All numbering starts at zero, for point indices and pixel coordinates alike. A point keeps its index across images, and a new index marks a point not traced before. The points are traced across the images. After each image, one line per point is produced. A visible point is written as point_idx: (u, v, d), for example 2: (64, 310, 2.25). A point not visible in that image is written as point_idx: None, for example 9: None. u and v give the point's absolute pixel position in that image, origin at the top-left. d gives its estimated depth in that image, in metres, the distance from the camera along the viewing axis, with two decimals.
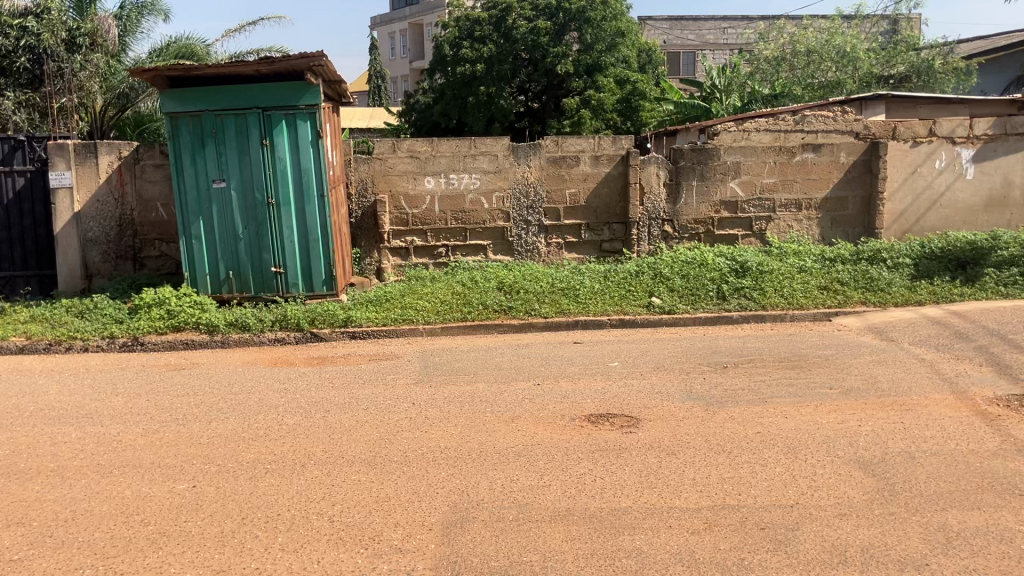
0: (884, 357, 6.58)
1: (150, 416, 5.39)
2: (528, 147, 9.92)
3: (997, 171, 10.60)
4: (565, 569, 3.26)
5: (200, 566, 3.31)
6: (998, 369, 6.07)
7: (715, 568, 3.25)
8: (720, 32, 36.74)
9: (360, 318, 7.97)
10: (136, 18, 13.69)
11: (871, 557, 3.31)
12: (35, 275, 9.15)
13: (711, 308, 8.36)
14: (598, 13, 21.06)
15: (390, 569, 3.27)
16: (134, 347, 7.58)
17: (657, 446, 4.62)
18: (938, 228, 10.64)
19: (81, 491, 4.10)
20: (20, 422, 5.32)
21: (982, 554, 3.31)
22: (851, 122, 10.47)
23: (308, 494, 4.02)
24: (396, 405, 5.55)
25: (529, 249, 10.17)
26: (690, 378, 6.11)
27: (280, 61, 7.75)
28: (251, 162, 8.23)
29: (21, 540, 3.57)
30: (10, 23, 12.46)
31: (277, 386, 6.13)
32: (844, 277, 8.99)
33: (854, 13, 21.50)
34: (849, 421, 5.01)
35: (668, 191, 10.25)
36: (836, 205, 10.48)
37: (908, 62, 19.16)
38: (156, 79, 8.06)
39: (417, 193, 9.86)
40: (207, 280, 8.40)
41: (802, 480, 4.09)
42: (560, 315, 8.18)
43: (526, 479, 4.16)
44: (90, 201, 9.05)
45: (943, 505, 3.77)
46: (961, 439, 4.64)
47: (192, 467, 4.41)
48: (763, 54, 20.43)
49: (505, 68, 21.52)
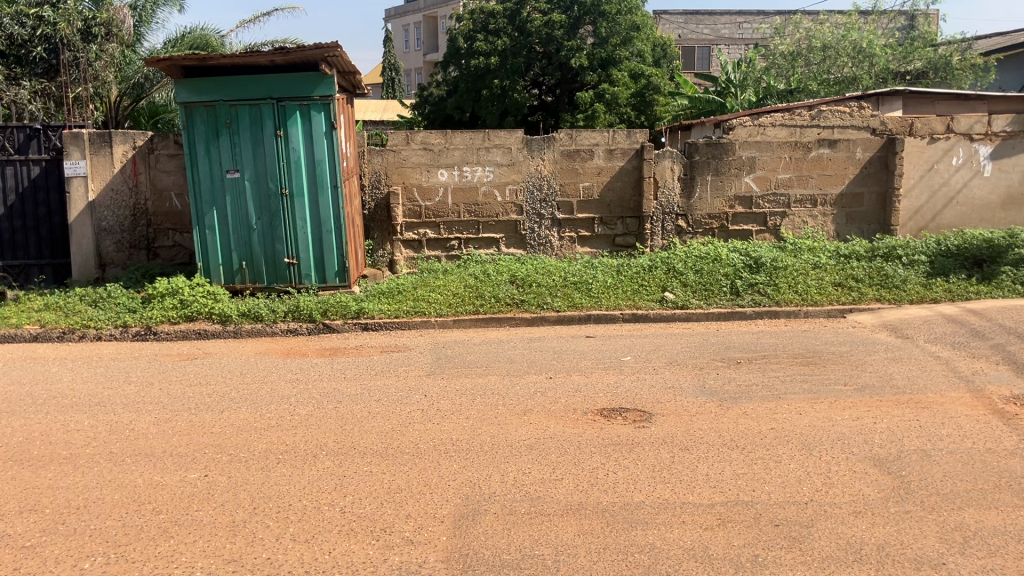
0: (899, 356, 6.49)
1: (161, 405, 5.40)
2: (542, 141, 9.87)
3: (1015, 168, 10.48)
4: (576, 564, 3.24)
5: (212, 556, 3.30)
6: (1013, 369, 6.00)
7: (730, 566, 3.21)
8: (736, 27, 36.52)
9: (372, 310, 7.92)
10: (152, 9, 13.84)
11: (887, 556, 3.27)
12: (50, 264, 9.18)
13: (724, 304, 8.31)
14: (614, 7, 20.99)
15: (402, 561, 3.25)
16: (146, 336, 7.61)
17: (670, 442, 4.58)
18: (955, 226, 10.53)
19: (94, 479, 4.11)
20: (33, 409, 5.34)
21: (1000, 554, 3.26)
22: (868, 118, 10.38)
23: (320, 485, 4.00)
24: (408, 396, 5.56)
25: (541, 243, 10.13)
26: (704, 373, 6.06)
27: (296, 52, 7.76)
28: (265, 153, 8.22)
29: (32, 528, 3.57)
30: (27, 13, 12.21)
31: (289, 377, 6.14)
32: (858, 274, 8.91)
33: (872, 8, 21.24)
34: (865, 418, 4.96)
35: (682, 185, 10.17)
36: (851, 200, 10.38)
37: (926, 58, 18.85)
38: (171, 68, 8.10)
39: (430, 185, 9.84)
40: (221, 270, 8.44)
41: (816, 478, 4.04)
42: (573, 309, 8.15)
43: (538, 473, 4.13)
44: (105, 190, 9.11)
45: (959, 504, 3.72)
46: (978, 439, 4.58)
47: (203, 457, 4.41)
48: (779, 50, 20.31)
49: (520, 62, 21.34)
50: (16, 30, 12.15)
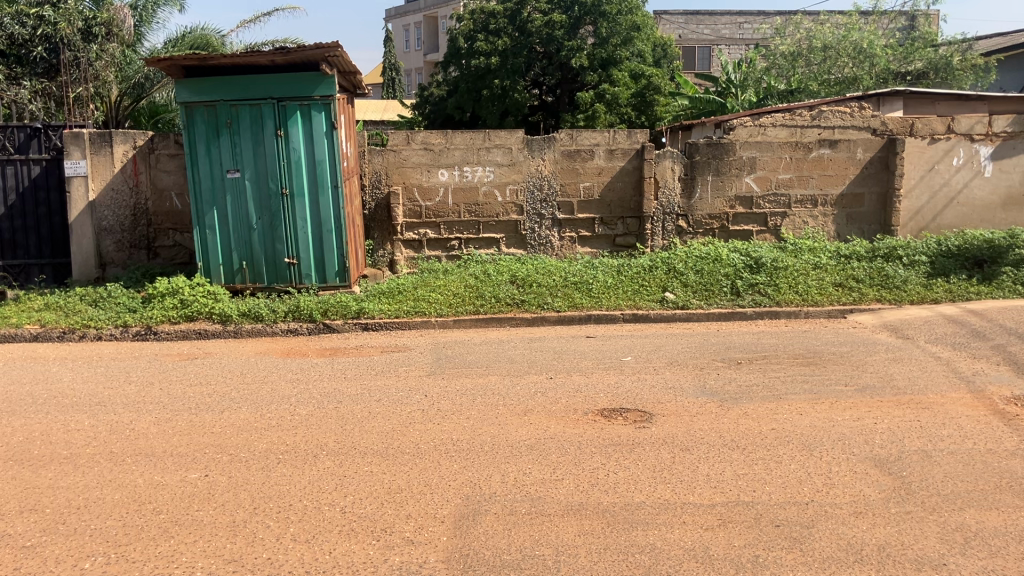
0: (899, 356, 6.49)
1: (161, 405, 5.40)
2: (542, 141, 9.87)
3: (1015, 169, 10.47)
4: (576, 564, 3.23)
5: (212, 556, 3.30)
6: (1014, 369, 5.99)
7: (731, 566, 3.21)
8: (737, 27, 36.51)
9: (372, 310, 7.92)
10: (152, 9, 13.85)
11: (888, 557, 3.26)
12: (50, 263, 9.17)
13: (724, 304, 8.31)
14: (614, 7, 21.00)
15: (402, 562, 3.25)
16: (147, 336, 7.61)
17: (670, 442, 4.58)
18: (955, 226, 10.52)
19: (94, 479, 4.11)
20: (33, 409, 5.34)
21: (1000, 555, 3.26)
22: (868, 118, 10.44)
23: (320, 485, 4.00)
24: (409, 396, 5.56)
25: (541, 243, 10.13)
26: (705, 373, 6.07)
27: (297, 52, 7.77)
28: (265, 153, 8.22)
29: (33, 528, 3.57)
30: (28, 12, 12.15)
31: (289, 376, 6.14)
32: (859, 275, 8.91)
33: (872, 8, 21.22)
34: (865, 419, 4.96)
35: (682, 185, 10.17)
36: (852, 201, 10.38)
37: (926, 59, 18.81)
38: (172, 68, 8.10)
39: (430, 185, 9.84)
40: (221, 270, 8.44)
41: (816, 478, 4.04)
42: (573, 309, 8.15)
43: (539, 473, 4.13)
44: (105, 190, 9.11)
45: (960, 505, 3.72)
46: (979, 439, 4.57)
47: (203, 457, 4.41)
48: (780, 50, 20.29)
49: (520, 62, 21.34)
50: (17, 30, 12.11)
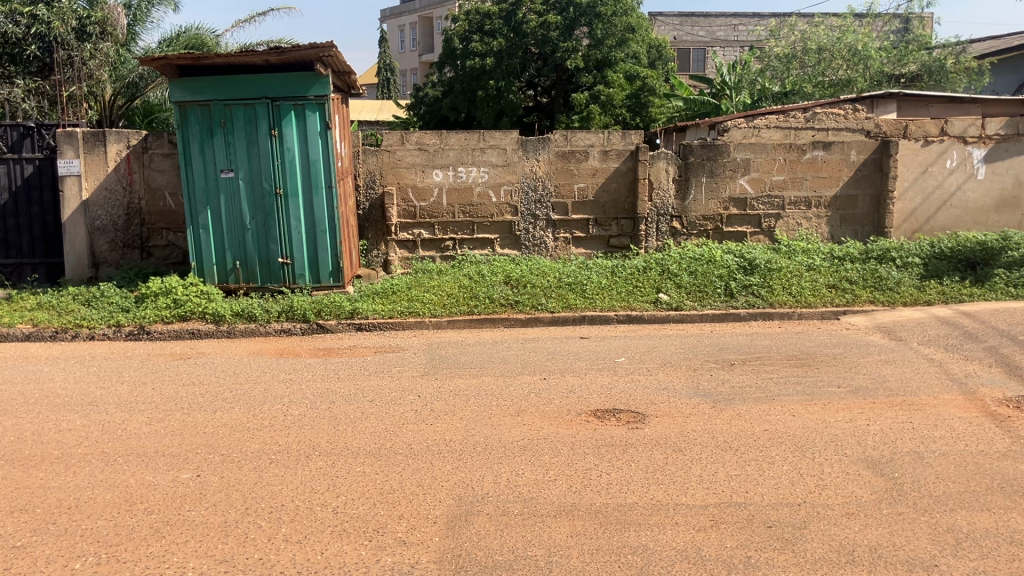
0: (892, 357, 6.51)
1: (154, 405, 5.39)
2: (537, 141, 9.86)
3: (1008, 171, 10.53)
4: (569, 565, 3.23)
5: (204, 556, 3.29)
6: (1007, 370, 6.03)
7: (722, 566, 3.22)
8: (731, 28, 36.64)
9: (366, 310, 7.92)
10: (146, 7, 13.79)
11: (880, 557, 3.28)
12: (42, 263, 9.14)
13: (718, 305, 8.33)
14: (609, 8, 21.05)
15: (393, 563, 3.24)
16: (140, 336, 7.59)
17: (664, 443, 4.59)
18: (948, 228, 10.57)
19: (86, 479, 4.09)
20: (25, 409, 5.30)
21: (991, 556, 3.27)
22: (862, 121, 10.40)
23: (312, 485, 3.99)
24: (403, 396, 5.55)
25: (536, 244, 10.13)
26: (698, 374, 6.07)
27: (290, 52, 7.73)
28: (259, 153, 8.21)
29: (24, 527, 3.56)
30: (21, 10, 12.11)
31: (282, 376, 6.13)
32: (852, 276, 8.94)
33: (867, 11, 21.27)
34: (858, 420, 4.96)
35: (677, 186, 10.20)
36: (845, 203, 10.41)
37: (919, 62, 18.89)
38: (166, 67, 8.08)
39: (425, 186, 9.83)
40: (215, 270, 8.42)
41: (809, 479, 4.05)
42: (567, 310, 8.16)
43: (532, 474, 4.14)
44: (98, 189, 9.07)
45: (952, 505, 3.73)
46: (970, 440, 4.61)
47: (196, 456, 4.40)
48: (775, 51, 20.32)
49: (515, 62, 21.37)
50: (10, 28, 12.10)
